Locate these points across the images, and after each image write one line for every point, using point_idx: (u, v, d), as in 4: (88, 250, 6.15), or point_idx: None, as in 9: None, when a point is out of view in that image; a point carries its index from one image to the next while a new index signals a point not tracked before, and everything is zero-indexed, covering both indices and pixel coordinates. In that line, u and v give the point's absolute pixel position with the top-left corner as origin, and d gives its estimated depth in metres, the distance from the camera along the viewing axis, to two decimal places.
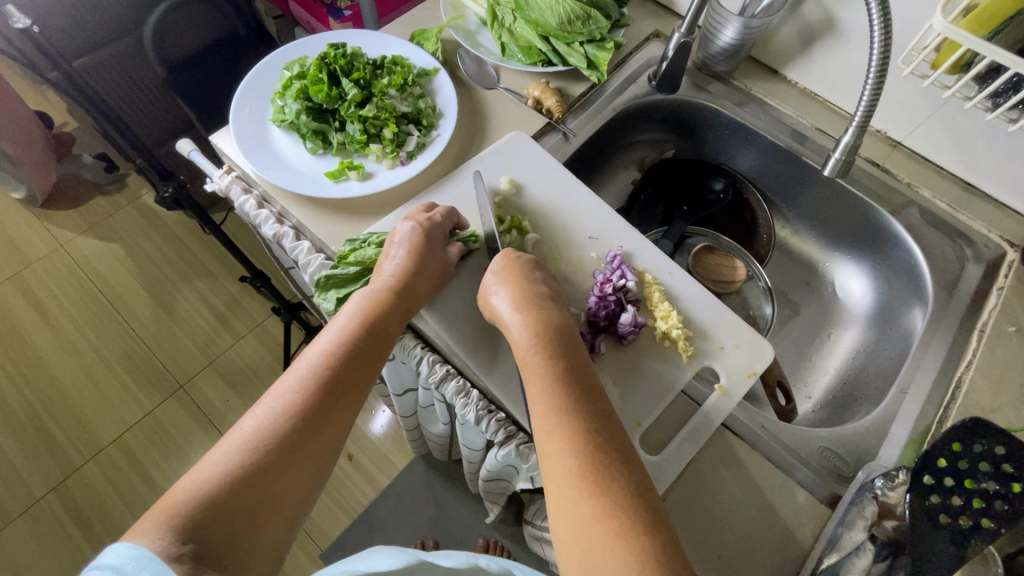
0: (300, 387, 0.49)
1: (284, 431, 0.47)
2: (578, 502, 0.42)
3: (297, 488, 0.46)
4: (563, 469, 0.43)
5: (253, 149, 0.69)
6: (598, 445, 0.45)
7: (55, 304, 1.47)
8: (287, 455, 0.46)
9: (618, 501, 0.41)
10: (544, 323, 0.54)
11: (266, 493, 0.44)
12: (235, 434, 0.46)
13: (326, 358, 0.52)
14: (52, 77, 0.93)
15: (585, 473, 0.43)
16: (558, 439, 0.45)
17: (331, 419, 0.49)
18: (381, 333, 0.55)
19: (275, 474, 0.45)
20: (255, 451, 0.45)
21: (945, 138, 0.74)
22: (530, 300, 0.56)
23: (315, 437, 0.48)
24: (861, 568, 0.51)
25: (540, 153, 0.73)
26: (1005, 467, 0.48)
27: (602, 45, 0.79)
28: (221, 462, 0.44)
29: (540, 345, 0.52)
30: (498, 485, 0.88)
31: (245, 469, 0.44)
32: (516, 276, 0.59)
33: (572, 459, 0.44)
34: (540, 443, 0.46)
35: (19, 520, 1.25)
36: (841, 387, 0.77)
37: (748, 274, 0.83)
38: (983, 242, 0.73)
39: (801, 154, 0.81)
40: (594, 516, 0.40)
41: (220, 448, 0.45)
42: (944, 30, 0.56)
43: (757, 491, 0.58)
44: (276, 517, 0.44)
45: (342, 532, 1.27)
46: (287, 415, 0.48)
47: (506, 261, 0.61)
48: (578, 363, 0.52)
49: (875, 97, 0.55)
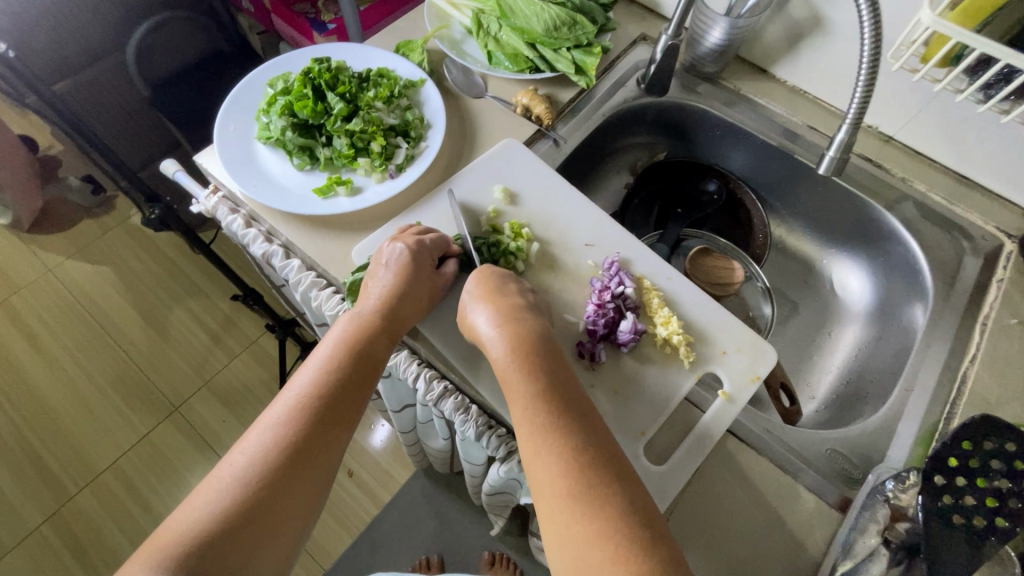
0: (290, 416, 0.48)
1: (274, 464, 0.45)
2: (569, 526, 0.40)
3: (291, 519, 0.45)
4: (553, 492, 0.42)
5: (239, 168, 0.68)
6: (589, 463, 0.43)
7: (44, 330, 1.45)
8: (279, 490, 0.45)
9: (610, 522, 0.40)
10: (522, 336, 0.53)
11: (260, 526, 0.43)
12: (226, 467, 0.45)
13: (315, 384, 0.50)
14: (34, 102, 0.91)
15: (576, 493, 0.41)
16: (547, 459, 0.44)
17: (325, 448, 0.48)
18: (369, 358, 0.54)
19: (269, 508, 0.44)
20: (246, 485, 0.44)
21: (937, 131, 0.73)
22: (509, 314, 0.55)
23: (307, 467, 0.46)
24: (876, 574, 0.49)
25: (531, 160, 0.73)
26: (1016, 463, 0.48)
27: (589, 50, 0.78)
28: (213, 497, 0.43)
29: (521, 361, 0.51)
30: (502, 498, 0.86)
31: (240, 504, 0.43)
32: (492, 292, 0.57)
33: (561, 479, 0.42)
34: (528, 462, 0.45)
35: (15, 552, 1.22)
36: (844, 385, 0.76)
37: (745, 274, 0.82)
38: (980, 235, 0.73)
39: (794, 152, 0.80)
40: (587, 539, 0.39)
41: (211, 482, 0.44)
42: (934, 24, 0.55)
43: (764, 498, 0.57)
44: (270, 552, 0.43)
45: (345, 551, 1.24)
46: (278, 446, 0.46)
47: (480, 278, 0.59)
48: (563, 377, 0.50)
49: (867, 94, 0.54)
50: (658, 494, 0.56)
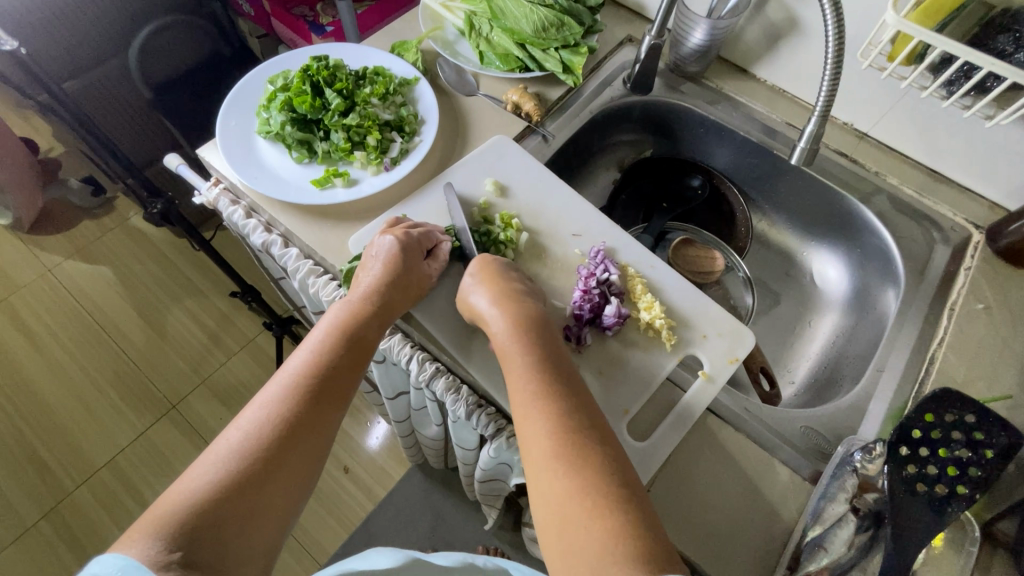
0: (285, 396, 0.51)
1: (269, 440, 0.48)
2: (552, 481, 0.43)
3: (284, 493, 0.47)
4: (540, 451, 0.45)
5: (240, 160, 0.71)
6: (574, 428, 0.46)
7: (43, 329, 1.47)
8: (272, 464, 0.47)
9: (591, 478, 0.42)
10: (519, 314, 0.56)
11: (255, 498, 0.45)
12: (222, 443, 0.48)
13: (309, 368, 0.53)
14: (40, 100, 0.94)
15: (560, 453, 0.44)
16: (536, 423, 0.47)
17: (316, 428, 0.51)
18: (360, 343, 0.57)
19: (262, 482, 0.46)
20: (241, 459, 0.46)
21: (908, 126, 0.77)
22: (507, 294, 0.58)
23: (299, 445, 0.49)
24: (845, 538, 0.52)
25: (521, 155, 0.76)
26: (976, 434, 0.51)
27: (576, 50, 0.82)
28: (210, 469, 0.45)
29: (519, 336, 0.54)
30: (494, 486, 0.89)
31: (235, 476, 0.45)
32: (492, 274, 0.60)
33: (548, 441, 0.45)
34: (520, 428, 0.48)
35: (12, 547, 1.23)
36: (822, 370, 0.79)
37: (728, 265, 0.86)
38: (950, 226, 0.76)
39: (773, 148, 0.84)
40: (568, 495, 0.42)
41: (208, 456, 0.47)
42: (896, 24, 0.58)
43: (741, 472, 0.60)
44: (266, 521, 0.45)
45: (340, 545, 1.26)
46: (273, 424, 0.49)
47: (482, 264, 0.61)
48: (558, 354, 0.53)
49: (833, 88, 0.57)
50: (640, 468, 0.58)
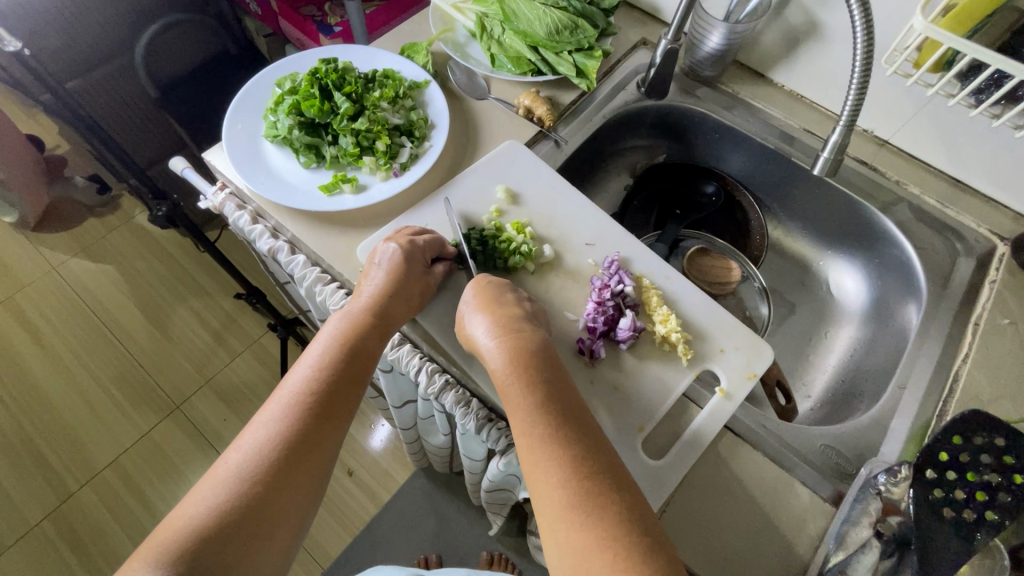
0: (286, 413, 0.49)
1: (270, 458, 0.46)
2: (569, 536, 0.41)
3: (289, 511, 0.46)
4: (553, 501, 0.42)
5: (247, 165, 0.69)
6: (588, 474, 0.43)
7: (48, 328, 1.46)
8: (275, 483, 0.45)
9: (612, 530, 0.40)
10: (521, 347, 0.53)
11: (257, 519, 0.44)
12: (222, 466, 0.46)
13: (310, 382, 0.51)
14: (47, 100, 0.93)
15: (576, 504, 0.42)
16: (547, 472, 0.44)
17: (320, 444, 0.49)
18: (362, 356, 0.55)
19: (265, 502, 0.44)
20: (243, 481, 0.45)
21: (932, 135, 0.75)
22: (504, 324, 0.55)
23: (302, 462, 0.47)
24: (868, 565, 0.50)
25: (533, 161, 0.74)
26: (1006, 458, 0.48)
27: (590, 54, 0.80)
28: (211, 495, 0.44)
29: (520, 372, 0.51)
30: (501, 496, 0.87)
31: (236, 499, 0.44)
32: (489, 300, 0.58)
33: (561, 490, 0.43)
34: (527, 474, 0.45)
35: (15, 548, 1.23)
36: (839, 384, 0.77)
37: (743, 274, 0.83)
38: (973, 237, 0.74)
39: (791, 155, 0.82)
40: (588, 551, 0.39)
41: (209, 480, 0.45)
42: (925, 30, 0.56)
43: (759, 491, 0.58)
44: (268, 543, 0.44)
45: (344, 550, 1.25)
46: (273, 443, 0.47)
47: (478, 287, 0.60)
48: (563, 389, 0.51)
49: (860, 96, 0.55)
50: (655, 488, 0.57)
